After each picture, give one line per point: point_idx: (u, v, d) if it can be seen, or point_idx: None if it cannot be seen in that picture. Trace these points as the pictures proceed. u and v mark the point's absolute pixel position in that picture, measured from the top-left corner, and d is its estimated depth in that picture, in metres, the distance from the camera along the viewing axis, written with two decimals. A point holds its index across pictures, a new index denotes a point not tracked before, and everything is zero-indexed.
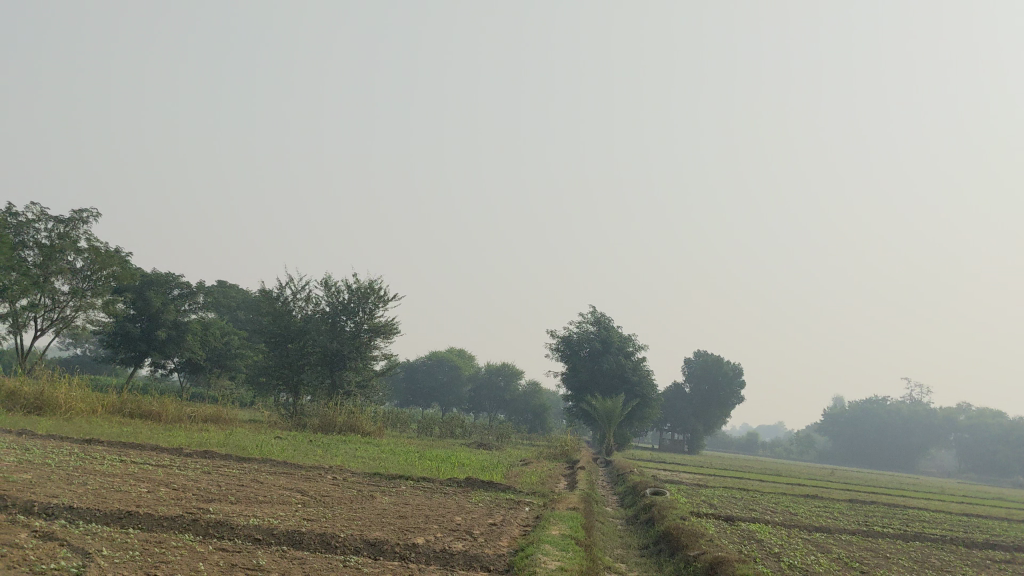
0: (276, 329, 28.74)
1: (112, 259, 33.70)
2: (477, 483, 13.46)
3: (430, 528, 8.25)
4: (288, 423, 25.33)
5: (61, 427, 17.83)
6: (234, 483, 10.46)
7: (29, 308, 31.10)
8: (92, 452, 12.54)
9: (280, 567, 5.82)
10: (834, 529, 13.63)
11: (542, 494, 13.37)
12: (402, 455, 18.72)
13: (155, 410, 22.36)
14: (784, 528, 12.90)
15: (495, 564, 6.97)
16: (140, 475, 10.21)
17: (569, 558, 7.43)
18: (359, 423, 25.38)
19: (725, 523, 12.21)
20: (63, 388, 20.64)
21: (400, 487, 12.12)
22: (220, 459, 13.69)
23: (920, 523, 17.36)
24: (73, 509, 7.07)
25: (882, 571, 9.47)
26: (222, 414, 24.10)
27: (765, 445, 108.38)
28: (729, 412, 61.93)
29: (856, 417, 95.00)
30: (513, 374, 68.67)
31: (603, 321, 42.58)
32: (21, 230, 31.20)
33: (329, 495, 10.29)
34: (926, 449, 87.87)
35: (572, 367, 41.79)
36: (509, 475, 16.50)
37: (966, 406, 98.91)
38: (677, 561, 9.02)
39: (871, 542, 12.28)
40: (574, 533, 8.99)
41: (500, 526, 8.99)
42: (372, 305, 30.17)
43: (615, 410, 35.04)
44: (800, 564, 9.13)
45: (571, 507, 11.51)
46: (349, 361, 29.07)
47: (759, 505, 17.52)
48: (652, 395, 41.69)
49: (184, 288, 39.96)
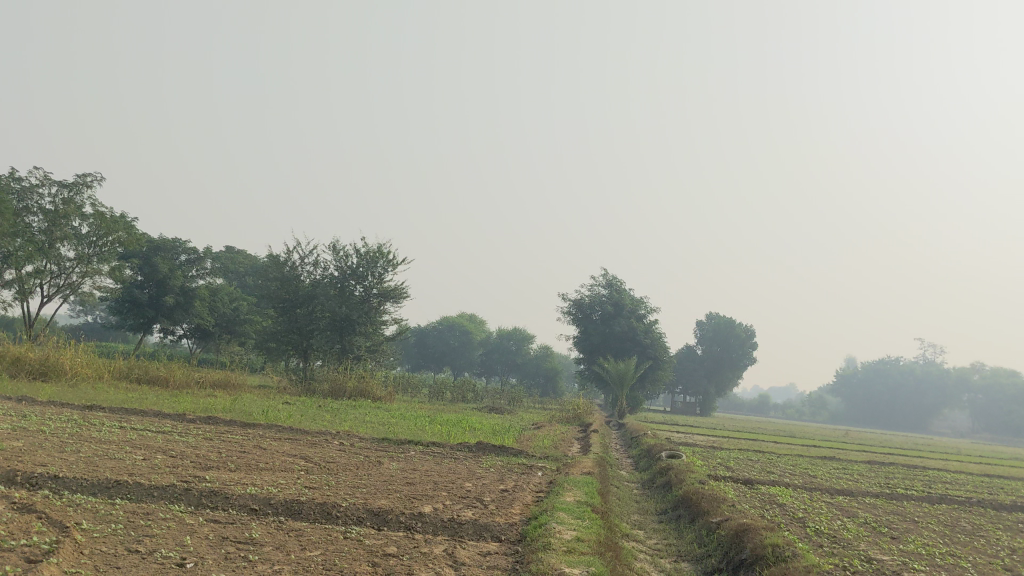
0: (283, 295, 28.57)
1: (118, 224, 33.31)
2: (488, 448, 13.04)
3: (437, 496, 7.85)
4: (298, 387, 25.00)
5: (65, 394, 17.58)
6: (236, 449, 10.09)
7: (35, 275, 30.79)
8: (90, 419, 12.18)
9: (275, 540, 5.39)
10: (857, 492, 13.20)
11: (554, 458, 12.96)
12: (411, 420, 18.32)
13: (163, 376, 22.07)
14: (807, 491, 12.45)
15: (507, 534, 6.55)
16: (137, 442, 9.84)
17: (585, 528, 6.99)
18: (369, 389, 25.06)
19: (745, 486, 11.78)
20: (68, 353, 20.34)
21: (408, 453, 11.72)
22: (224, 424, 13.34)
23: (942, 485, 16.93)
24: (59, 478, 6.66)
25: (915, 536, 8.99)
26: (230, 379, 23.78)
27: (777, 407, 107.99)
28: (741, 373, 61.50)
29: (868, 378, 94.57)
30: (525, 338, 69.02)
31: (614, 283, 42.04)
32: (26, 195, 30.76)
33: (334, 461, 9.93)
34: (940, 410, 87.29)
35: (583, 331, 41.35)
36: (521, 439, 16.09)
37: (979, 366, 98.26)
38: (698, 528, 8.59)
39: (897, 505, 11.83)
40: (590, 500, 8.56)
41: (512, 493, 8.61)
42: (381, 269, 29.62)
43: (628, 372, 34.58)
44: (827, 530, 8.68)
45: (586, 471, 11.10)
46: (359, 326, 28.55)
47: (777, 468, 17.10)
48: (664, 357, 41.21)
49: (191, 254, 39.67)
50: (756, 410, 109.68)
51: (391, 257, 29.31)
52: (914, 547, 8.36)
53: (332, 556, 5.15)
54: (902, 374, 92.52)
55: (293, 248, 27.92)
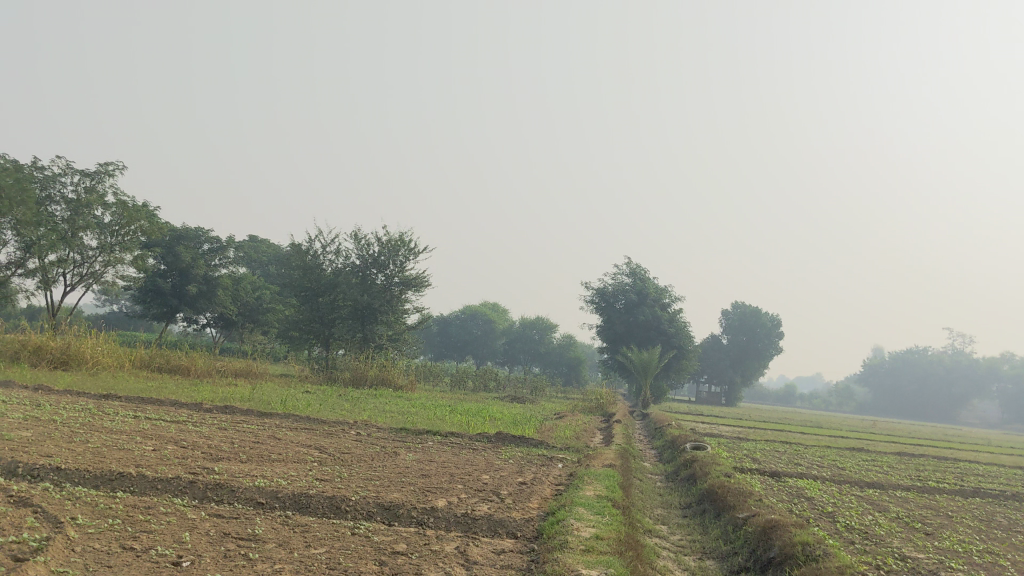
0: (305, 284, 28.50)
1: (140, 213, 33.32)
2: (507, 438, 12.76)
3: (452, 489, 7.59)
4: (319, 376, 24.87)
5: (84, 383, 17.50)
6: (248, 440, 9.87)
7: (57, 264, 30.87)
8: (106, 408, 12.04)
9: (280, 537, 5.14)
10: (888, 485, 12.81)
11: (576, 450, 12.65)
12: (431, 410, 18.07)
13: (184, 364, 21.99)
14: (835, 483, 12.09)
15: (523, 531, 6.28)
16: (148, 432, 9.65)
17: (606, 524, 6.69)
18: (390, 377, 24.91)
19: (771, 479, 11.43)
20: (89, 342, 20.30)
21: (427, 443, 11.49)
22: (241, 413, 13.17)
23: (975, 477, 16.48)
24: (60, 470, 6.46)
25: (950, 533, 8.62)
26: (252, 368, 23.73)
27: (803, 397, 107.04)
28: (767, 363, 60.85)
29: (896, 368, 93.47)
30: (548, 327, 68.66)
31: (639, 272, 41.64)
32: (48, 185, 30.84)
33: (350, 452, 9.71)
34: (969, 401, 86.12)
35: (606, 319, 41.02)
36: (542, 429, 15.82)
37: (1009, 356, 96.78)
38: (724, 523, 8.27)
39: (929, 499, 11.44)
40: (611, 494, 8.26)
41: (530, 485, 8.34)
42: (403, 258, 29.41)
43: (652, 362, 34.18)
44: (859, 526, 8.32)
45: (608, 463, 10.80)
46: (380, 315, 28.32)
47: (805, 459, 16.73)
48: (688, 346, 40.78)
49: (214, 243, 39.67)
50: (781, 400, 108.74)
51: (413, 245, 29.07)
52: (950, 543, 8.00)
53: (337, 554, 4.90)
54: (930, 364, 91.30)
55: (316, 237, 27.86)
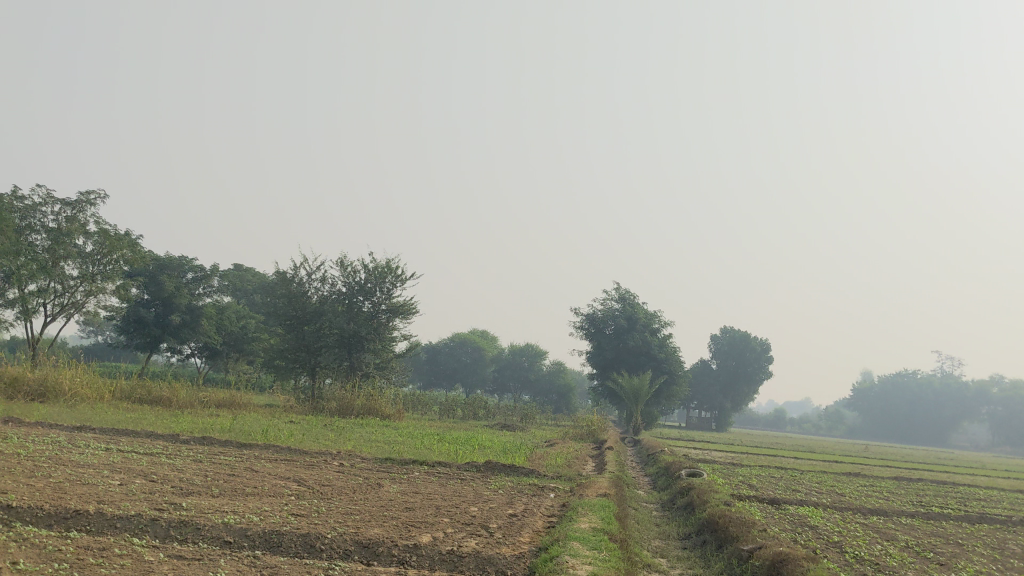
0: (290, 312, 27.93)
1: (122, 242, 32.84)
2: (497, 467, 12.27)
3: (438, 523, 7.11)
4: (305, 407, 24.32)
5: (59, 415, 16.88)
6: (223, 473, 9.36)
7: (37, 294, 30.27)
8: (77, 440, 11.50)
9: None
10: (892, 512, 12.35)
11: (569, 479, 12.16)
12: (418, 439, 17.58)
13: (165, 396, 21.44)
14: (838, 511, 11.66)
15: (513, 569, 5.81)
16: (117, 466, 9.12)
17: (602, 560, 6.22)
18: (377, 407, 24.34)
19: (772, 507, 10.96)
20: (67, 373, 19.73)
21: (412, 474, 10.99)
22: (219, 445, 12.64)
23: (976, 502, 16.04)
24: (11, 507, 5.95)
25: (964, 563, 8.18)
26: (236, 399, 23.12)
27: (793, 422, 106.54)
28: (757, 387, 60.49)
29: (886, 392, 93.15)
30: (538, 354, 68.14)
31: (628, 297, 41.31)
32: (28, 214, 30.34)
33: (330, 484, 9.20)
34: (959, 424, 85.78)
35: (596, 345, 40.61)
36: (532, 458, 15.33)
37: (997, 377, 96.62)
38: (728, 556, 7.80)
39: (937, 526, 11.02)
40: (607, 527, 7.78)
41: (521, 518, 7.87)
42: (390, 285, 28.94)
43: (643, 388, 33.69)
44: (869, 556, 7.88)
45: (603, 493, 10.31)
46: (367, 343, 27.84)
47: (803, 485, 16.30)
48: (679, 371, 40.33)
49: (198, 271, 39.13)
50: (771, 424, 108.24)
51: (400, 271, 28.60)
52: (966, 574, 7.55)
53: None
54: (920, 386, 91.13)
55: (301, 265, 27.22)
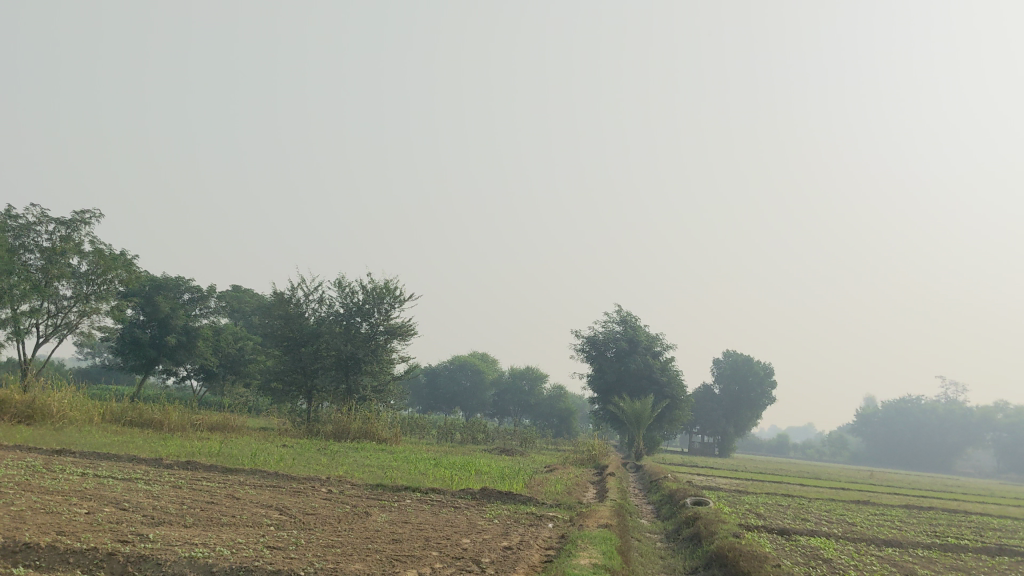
0: (287, 333, 27.35)
1: (117, 262, 32.40)
2: (493, 494, 11.72)
3: (426, 557, 6.58)
4: (299, 430, 23.75)
5: (45, 438, 16.34)
6: (201, 500, 8.80)
7: (29, 314, 29.74)
8: (54, 465, 10.94)
9: None
10: (908, 543, 11.79)
11: (569, 507, 11.63)
12: (413, 464, 17.09)
13: (157, 418, 20.85)
14: (851, 542, 11.11)
15: None
16: (89, 493, 8.56)
17: None
18: (373, 429, 23.75)
19: (782, 538, 10.43)
20: (56, 395, 19.20)
21: (404, 502, 10.44)
22: (204, 470, 12.09)
23: (991, 532, 15.46)
24: None
25: None
26: (229, 422, 22.51)
27: (795, 449, 105.67)
28: (760, 413, 59.79)
29: (890, 418, 92.41)
30: (538, 377, 67.19)
31: (630, 319, 40.79)
32: (21, 234, 29.91)
33: (315, 513, 8.65)
34: (963, 449, 84.79)
35: (597, 368, 40.02)
36: (530, 484, 14.76)
37: (1002, 404, 95.66)
38: None
39: (956, 559, 10.48)
40: (608, 562, 7.23)
41: (516, 552, 7.34)
42: (388, 306, 28.51)
43: (644, 412, 33.06)
44: None
45: (604, 523, 9.75)
46: (365, 365, 27.29)
47: (811, 514, 15.72)
48: (681, 396, 39.75)
49: (195, 292, 38.71)
50: (773, 451, 107.34)
51: (398, 292, 28.21)
52: None
53: None
54: (924, 412, 90.09)
55: (299, 285, 26.85)
